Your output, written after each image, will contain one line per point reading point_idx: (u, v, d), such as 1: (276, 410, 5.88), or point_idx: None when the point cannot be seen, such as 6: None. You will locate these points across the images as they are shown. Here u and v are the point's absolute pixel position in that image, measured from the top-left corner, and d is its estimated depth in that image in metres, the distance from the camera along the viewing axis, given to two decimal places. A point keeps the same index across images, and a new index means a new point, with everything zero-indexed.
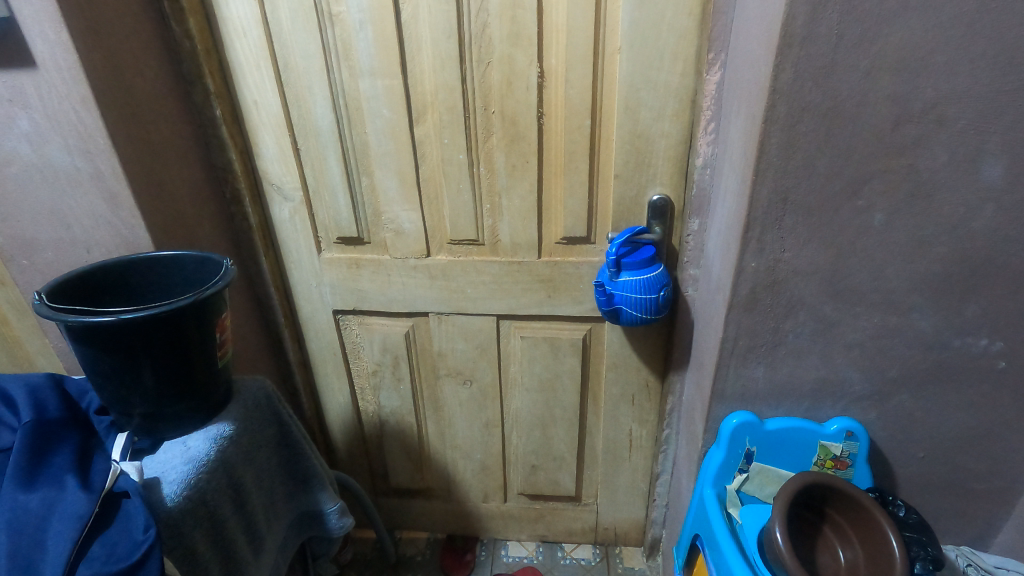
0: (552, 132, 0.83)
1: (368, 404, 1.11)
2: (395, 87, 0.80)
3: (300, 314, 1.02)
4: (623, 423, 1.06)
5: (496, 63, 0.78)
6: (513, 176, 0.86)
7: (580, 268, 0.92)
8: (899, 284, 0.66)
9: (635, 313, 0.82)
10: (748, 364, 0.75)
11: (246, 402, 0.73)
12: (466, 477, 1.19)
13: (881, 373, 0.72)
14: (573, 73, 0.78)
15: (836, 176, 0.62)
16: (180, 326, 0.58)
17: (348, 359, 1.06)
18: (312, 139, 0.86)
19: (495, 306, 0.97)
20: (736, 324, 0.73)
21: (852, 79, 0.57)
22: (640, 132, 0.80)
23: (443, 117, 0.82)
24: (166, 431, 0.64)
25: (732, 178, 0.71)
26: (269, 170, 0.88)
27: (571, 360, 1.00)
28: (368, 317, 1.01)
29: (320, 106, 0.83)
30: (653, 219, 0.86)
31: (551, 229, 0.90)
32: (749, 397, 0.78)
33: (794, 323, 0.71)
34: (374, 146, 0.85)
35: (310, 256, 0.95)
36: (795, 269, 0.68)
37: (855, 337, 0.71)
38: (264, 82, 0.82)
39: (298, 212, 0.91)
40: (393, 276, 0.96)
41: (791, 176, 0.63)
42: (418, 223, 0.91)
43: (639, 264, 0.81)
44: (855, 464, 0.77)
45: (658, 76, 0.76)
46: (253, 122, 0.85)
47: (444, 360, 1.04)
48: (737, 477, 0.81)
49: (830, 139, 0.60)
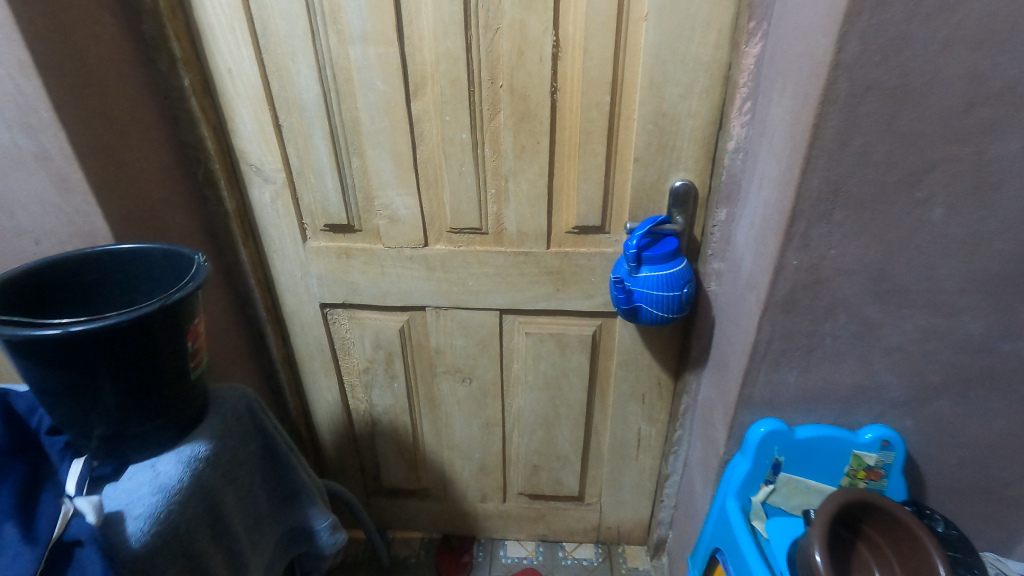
0: (566, 109, 0.74)
1: (359, 402, 1.04)
2: (390, 56, 0.71)
3: (283, 309, 0.93)
4: (632, 423, 1.01)
5: (506, 29, 0.69)
6: (521, 158, 0.77)
7: (592, 260, 0.84)
8: (951, 284, 0.61)
9: (656, 312, 0.75)
10: (780, 369, 0.70)
11: (226, 416, 0.63)
12: (464, 477, 1.13)
13: (922, 378, 0.68)
14: (592, 43, 0.69)
15: (895, 165, 0.55)
16: (147, 334, 0.50)
17: (338, 355, 0.98)
18: (296, 114, 0.76)
19: (498, 300, 0.89)
20: (770, 326, 0.67)
21: (927, 52, 0.50)
22: (664, 111, 0.72)
23: (445, 91, 0.73)
24: (130, 453, 0.55)
25: (773, 163, 0.63)
26: (246, 149, 0.78)
27: (579, 357, 0.94)
28: (358, 311, 0.93)
29: (305, 76, 0.73)
30: (674, 207, 0.78)
31: (561, 218, 0.82)
32: (778, 403, 0.72)
33: (833, 325, 0.66)
34: (366, 123, 0.76)
35: (295, 244, 0.86)
36: (840, 267, 0.62)
37: (897, 339, 0.66)
38: (241, 47, 0.71)
39: (281, 195, 0.82)
40: (387, 266, 0.87)
41: (845, 164, 0.56)
42: (415, 209, 0.82)
43: (661, 258, 0.74)
44: (890, 475, 0.72)
45: (688, 48, 0.68)
46: (228, 93, 0.75)
47: (442, 357, 0.97)
48: (763, 488, 0.75)
49: (894, 122, 0.53)
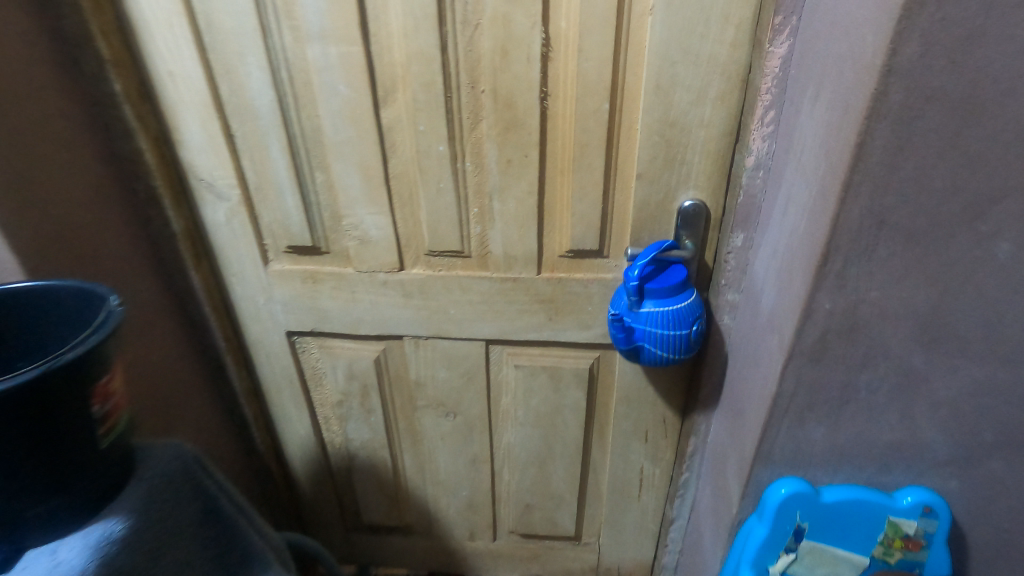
0: (558, 118, 0.64)
1: (334, 435, 0.95)
2: (354, 56, 0.61)
3: (246, 336, 0.83)
4: (634, 461, 0.91)
5: (487, 25, 0.59)
6: (507, 173, 0.67)
7: (588, 287, 0.74)
8: (1014, 332, 0.51)
9: (661, 352, 0.65)
10: (806, 423, 0.60)
11: (155, 479, 0.54)
12: (450, 515, 1.03)
13: (973, 436, 0.58)
14: (589, 41, 0.59)
15: (956, 192, 0.45)
16: (37, 401, 0.41)
17: (308, 386, 0.89)
18: (249, 122, 0.66)
19: (484, 329, 0.79)
20: (795, 377, 0.56)
21: (1005, 54, 0.39)
22: (672, 121, 0.62)
23: (418, 96, 0.63)
24: (26, 537, 0.46)
25: (802, 186, 0.53)
26: (194, 162, 0.69)
27: (574, 391, 0.84)
28: (329, 340, 0.84)
29: (256, 79, 0.63)
30: (682, 230, 0.68)
31: (553, 240, 0.72)
32: (802, 460, 0.62)
33: (870, 376, 0.56)
34: (329, 133, 0.66)
35: (255, 267, 0.77)
36: (882, 311, 0.51)
37: (945, 392, 0.56)
38: (182, 46, 0.62)
39: (236, 213, 0.72)
40: (358, 292, 0.78)
41: (894, 191, 0.45)
42: (388, 229, 0.73)
43: (667, 291, 0.64)
44: (931, 546, 0.62)
45: (701, 46, 0.58)
46: (170, 99, 0.65)
47: (423, 389, 0.87)
48: (782, 557, 0.65)
49: (958, 141, 0.43)
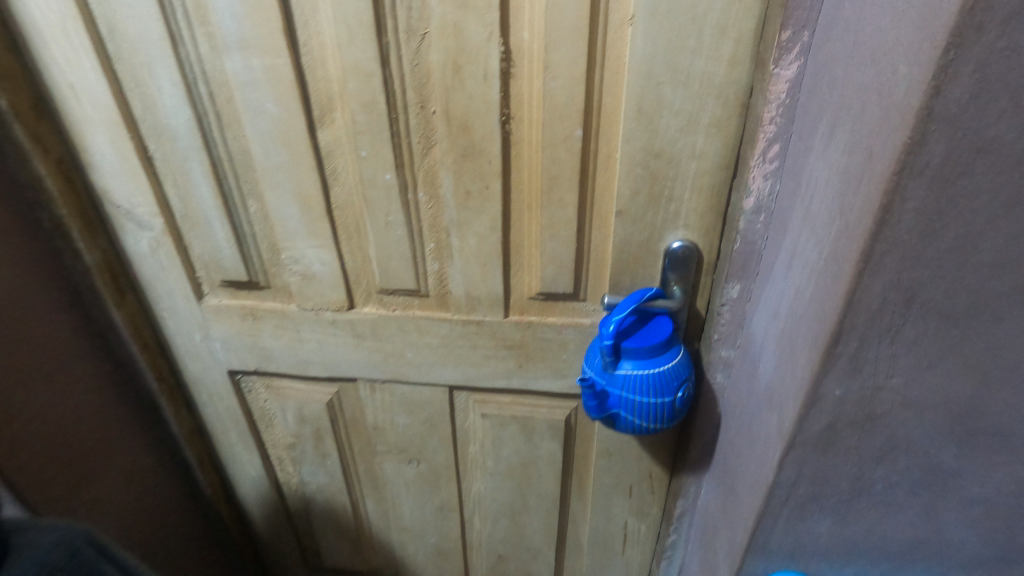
0: (524, 144, 0.54)
1: (289, 477, 0.86)
2: (281, 70, 0.52)
3: (184, 374, 0.75)
4: (617, 517, 0.81)
5: (435, 35, 0.49)
6: (466, 205, 0.58)
7: (562, 333, 0.65)
8: None
9: (639, 421, 0.56)
10: (809, 515, 0.50)
11: None
12: (418, 561, 0.95)
13: (1011, 540, 0.48)
14: (557, 55, 0.49)
15: (1009, 266, 0.35)
16: None
17: (257, 427, 0.81)
18: (167, 143, 0.57)
19: (446, 375, 0.70)
20: (796, 467, 0.47)
21: None
22: (658, 150, 0.52)
23: (358, 117, 0.54)
24: None
25: (810, 241, 0.43)
26: (109, 186, 0.60)
27: (549, 442, 0.75)
28: (276, 379, 0.75)
29: (170, 95, 0.54)
30: (670, 273, 0.58)
31: (522, 281, 0.63)
32: (802, 554, 0.53)
33: (888, 469, 0.46)
34: (259, 157, 0.57)
35: (188, 302, 0.68)
36: (905, 399, 0.42)
37: (980, 490, 0.46)
38: (81, 56, 0.53)
39: (161, 244, 0.63)
40: (304, 331, 0.69)
41: (927, 263, 0.35)
42: (333, 265, 0.63)
43: (648, 351, 0.54)
44: None
45: (692, 64, 0.48)
46: (74, 116, 0.56)
47: (381, 434, 0.78)
48: None
49: (1016, 205, 0.33)
